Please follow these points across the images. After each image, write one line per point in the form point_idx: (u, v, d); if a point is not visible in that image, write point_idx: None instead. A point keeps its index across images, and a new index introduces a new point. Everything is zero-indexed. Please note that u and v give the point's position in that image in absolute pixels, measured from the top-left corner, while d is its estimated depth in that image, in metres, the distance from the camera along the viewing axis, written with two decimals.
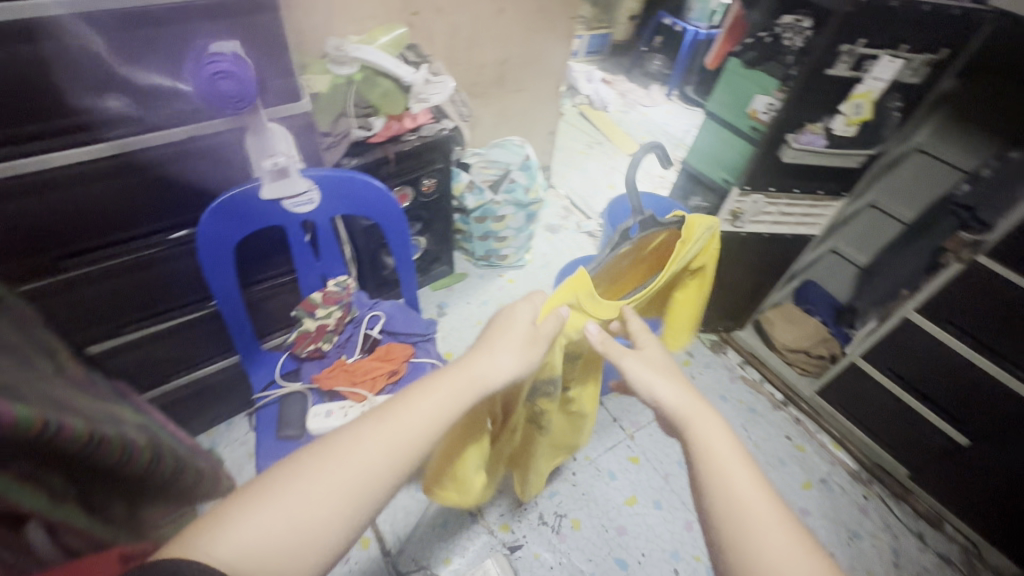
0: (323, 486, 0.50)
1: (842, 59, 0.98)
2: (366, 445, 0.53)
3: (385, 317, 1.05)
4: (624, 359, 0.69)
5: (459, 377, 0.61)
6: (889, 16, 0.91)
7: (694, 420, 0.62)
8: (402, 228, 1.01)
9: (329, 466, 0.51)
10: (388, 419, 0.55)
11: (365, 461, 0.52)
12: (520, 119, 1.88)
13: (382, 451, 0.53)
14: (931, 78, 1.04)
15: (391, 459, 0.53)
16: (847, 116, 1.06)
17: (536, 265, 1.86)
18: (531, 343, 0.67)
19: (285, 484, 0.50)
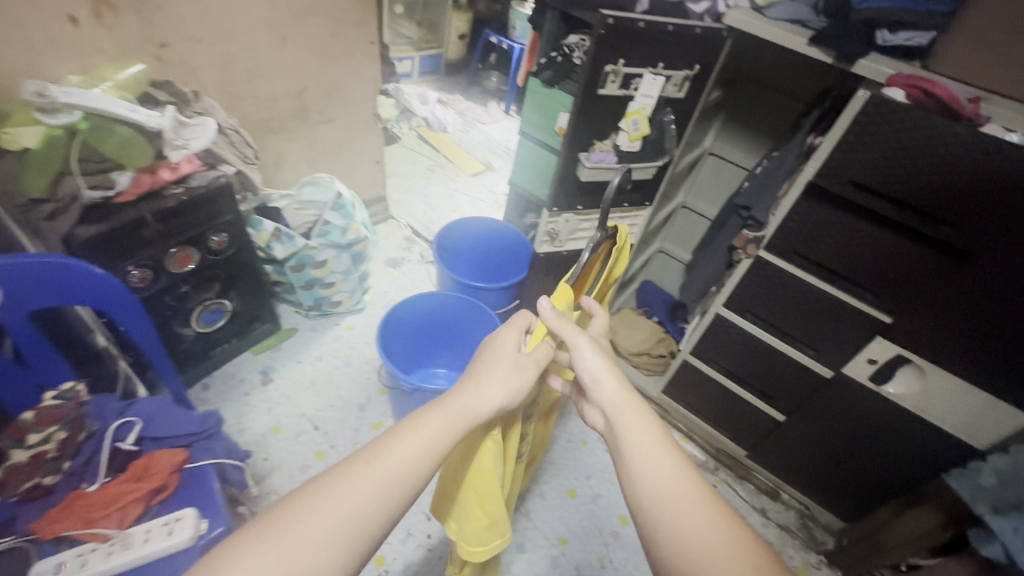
0: (313, 531, 0.48)
1: (610, 79, 0.99)
2: (357, 485, 0.52)
3: (142, 422, 0.86)
4: (579, 341, 0.71)
5: (451, 411, 0.61)
6: (639, 36, 0.94)
7: (627, 411, 0.66)
8: (135, 310, 0.85)
9: (314, 512, 0.49)
10: (379, 457, 0.55)
11: (356, 506, 0.51)
12: (337, 152, 1.74)
13: (373, 492, 0.52)
14: (694, 91, 1.10)
15: (375, 501, 0.52)
16: (628, 133, 1.07)
17: (377, 306, 1.72)
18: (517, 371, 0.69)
19: (278, 533, 0.48)
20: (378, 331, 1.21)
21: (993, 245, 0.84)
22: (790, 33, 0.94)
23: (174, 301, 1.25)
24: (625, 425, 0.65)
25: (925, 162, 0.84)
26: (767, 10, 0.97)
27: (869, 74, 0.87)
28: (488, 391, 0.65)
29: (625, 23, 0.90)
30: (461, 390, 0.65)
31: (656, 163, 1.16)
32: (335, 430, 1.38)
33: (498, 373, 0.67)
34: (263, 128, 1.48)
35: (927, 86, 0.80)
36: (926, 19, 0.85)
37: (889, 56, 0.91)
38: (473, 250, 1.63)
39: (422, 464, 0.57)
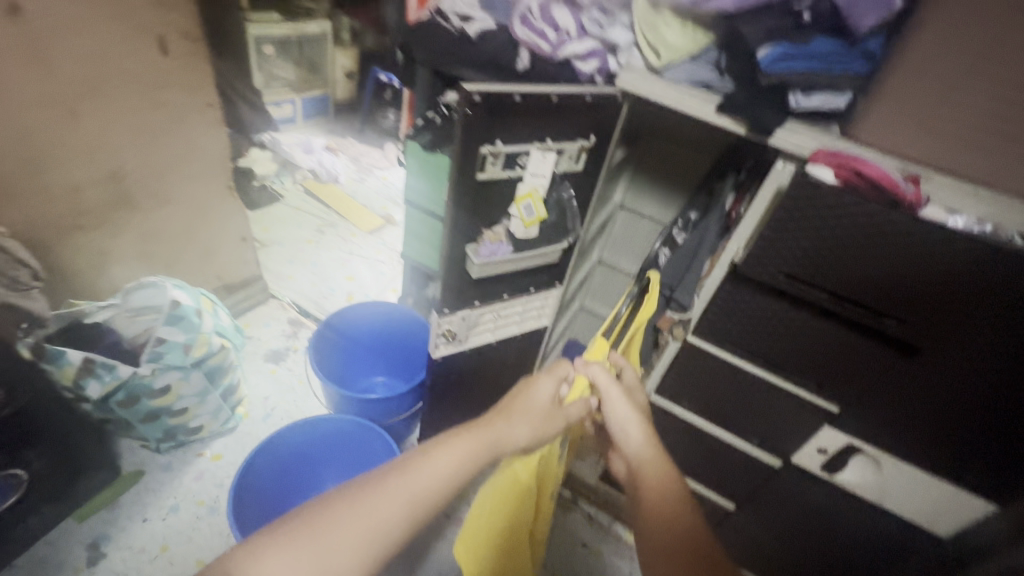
0: (352, 520, 0.60)
1: (490, 162, 0.79)
2: (396, 483, 0.64)
3: None
4: (609, 390, 0.86)
5: (486, 438, 0.75)
6: (517, 113, 0.74)
7: (642, 461, 0.78)
8: None
9: (357, 507, 0.61)
10: (422, 466, 0.67)
11: (391, 507, 0.62)
12: (185, 236, 1.42)
13: (411, 497, 0.64)
14: (594, 163, 0.93)
15: (407, 503, 0.63)
16: (521, 220, 0.88)
17: (256, 419, 1.41)
18: (549, 418, 0.84)
19: (335, 517, 0.59)
20: (231, 494, 0.93)
21: (938, 339, 0.73)
22: (695, 98, 0.78)
23: None
24: (636, 469, 0.77)
25: (867, 250, 0.70)
26: (665, 69, 0.81)
27: (787, 146, 0.74)
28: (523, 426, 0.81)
29: (497, 98, 0.71)
30: (502, 422, 0.80)
31: (561, 243, 0.98)
32: None
33: (533, 410, 0.83)
34: (66, 226, 1.14)
35: (858, 166, 0.67)
36: (841, 81, 0.72)
37: (806, 121, 0.78)
38: (368, 336, 1.42)
39: (454, 477, 0.68)
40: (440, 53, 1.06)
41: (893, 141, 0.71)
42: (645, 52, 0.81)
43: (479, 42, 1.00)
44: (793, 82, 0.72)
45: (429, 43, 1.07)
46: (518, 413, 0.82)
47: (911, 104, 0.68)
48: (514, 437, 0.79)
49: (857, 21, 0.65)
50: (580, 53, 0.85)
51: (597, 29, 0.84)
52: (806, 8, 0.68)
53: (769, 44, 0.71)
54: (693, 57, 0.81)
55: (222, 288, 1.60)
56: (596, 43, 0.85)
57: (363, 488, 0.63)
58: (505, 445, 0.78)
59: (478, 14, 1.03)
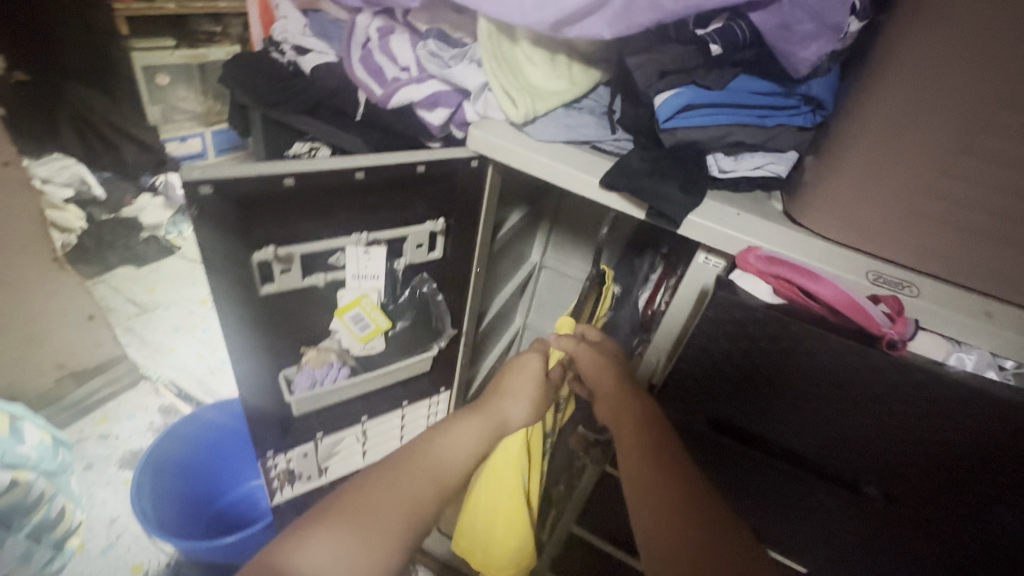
0: (381, 504, 0.47)
1: (279, 269, 0.53)
2: (418, 467, 0.52)
3: None
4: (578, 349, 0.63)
5: (481, 420, 0.61)
6: (295, 200, 0.49)
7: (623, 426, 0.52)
8: None
9: (377, 495, 0.48)
10: (424, 453, 0.54)
11: (420, 491, 0.50)
12: None
13: (429, 483, 0.51)
14: (462, 247, 0.67)
15: (426, 492, 0.50)
16: (352, 335, 0.62)
17: (93, 552, 1.09)
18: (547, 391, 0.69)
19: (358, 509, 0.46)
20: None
21: (965, 518, 0.47)
22: (571, 163, 0.54)
23: None
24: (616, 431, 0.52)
25: (834, 403, 0.46)
26: (529, 122, 0.55)
27: (708, 239, 0.49)
28: (519, 397, 0.66)
29: (244, 187, 0.45)
30: (492, 401, 0.65)
31: (431, 351, 0.72)
32: None
33: (526, 382, 0.68)
34: None
35: (806, 283, 0.42)
36: (780, 137, 0.49)
37: (732, 193, 0.54)
38: (227, 439, 1.15)
39: (461, 462, 0.56)
40: (267, 96, 0.78)
41: (865, 230, 0.46)
42: (503, 97, 0.54)
43: (315, 81, 0.75)
44: (712, 141, 0.49)
45: (255, 81, 0.79)
46: (508, 392, 0.66)
47: (879, 177, 0.43)
48: (510, 417, 0.65)
49: (792, 55, 0.41)
50: (421, 100, 0.60)
51: (436, 67, 0.59)
52: (711, 34, 0.42)
53: (676, 84, 0.47)
54: (570, 104, 0.56)
55: (66, 378, 1.30)
56: (439, 84, 0.59)
57: (383, 471, 0.51)
58: (504, 430, 0.64)
59: (315, 43, 0.77)
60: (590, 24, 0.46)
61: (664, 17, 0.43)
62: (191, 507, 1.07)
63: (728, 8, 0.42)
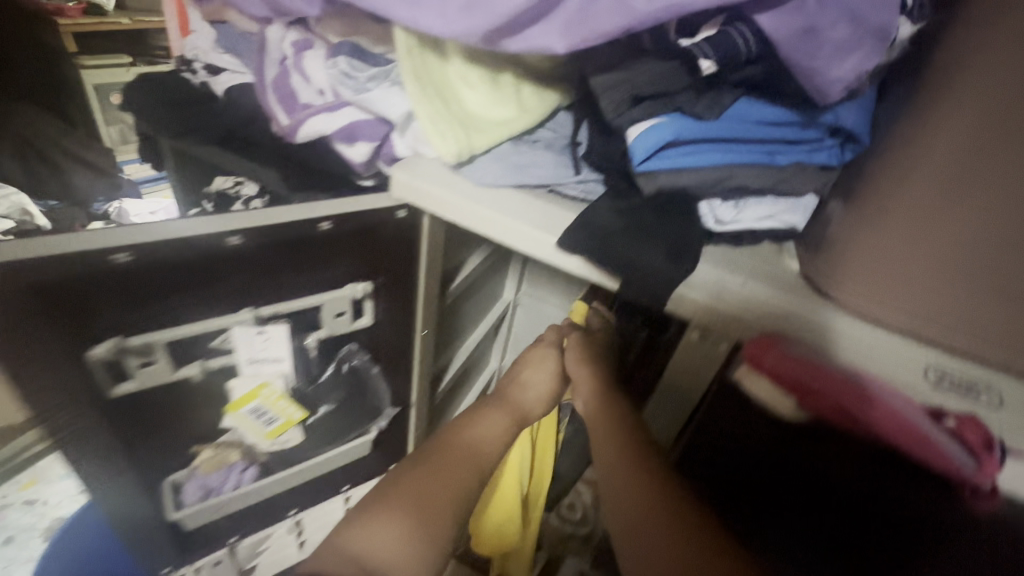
0: (426, 487, 0.41)
1: (136, 363, 0.40)
2: (456, 450, 0.44)
3: None
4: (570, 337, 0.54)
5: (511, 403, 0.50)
6: (141, 273, 0.36)
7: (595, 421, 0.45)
8: None
9: (421, 481, 0.42)
10: (462, 434, 0.46)
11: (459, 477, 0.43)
12: None
13: (469, 470, 0.44)
14: (401, 311, 0.54)
15: (465, 480, 0.43)
16: (255, 432, 0.49)
17: None
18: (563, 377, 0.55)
19: (411, 495, 0.40)
20: None
21: None
22: (520, 217, 0.40)
23: None
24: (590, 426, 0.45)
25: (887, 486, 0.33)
26: (466, 163, 0.42)
27: (714, 317, 0.37)
28: (539, 390, 0.53)
29: (52, 266, 0.32)
30: (516, 386, 0.52)
31: (369, 434, 0.59)
32: None
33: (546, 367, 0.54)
34: None
35: (853, 408, 0.31)
36: (795, 177, 0.37)
37: (734, 249, 0.41)
38: None
39: (495, 447, 0.47)
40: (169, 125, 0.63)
41: (919, 312, 0.33)
42: (430, 128, 0.40)
43: (226, 106, 0.62)
44: (705, 188, 0.36)
45: (155, 103, 0.65)
46: (527, 383, 0.52)
47: (940, 240, 0.30)
48: (529, 408, 0.52)
49: (821, 73, 0.29)
50: (335, 133, 0.48)
51: (350, 91, 0.46)
52: (702, 47, 0.30)
53: (655, 114, 0.35)
54: (520, 136, 0.42)
55: None
56: (356, 112, 0.47)
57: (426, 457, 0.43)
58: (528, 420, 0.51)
59: (229, 61, 0.64)
60: (537, 33, 0.34)
61: (634, 24, 0.31)
62: None
63: (727, 9, 0.30)
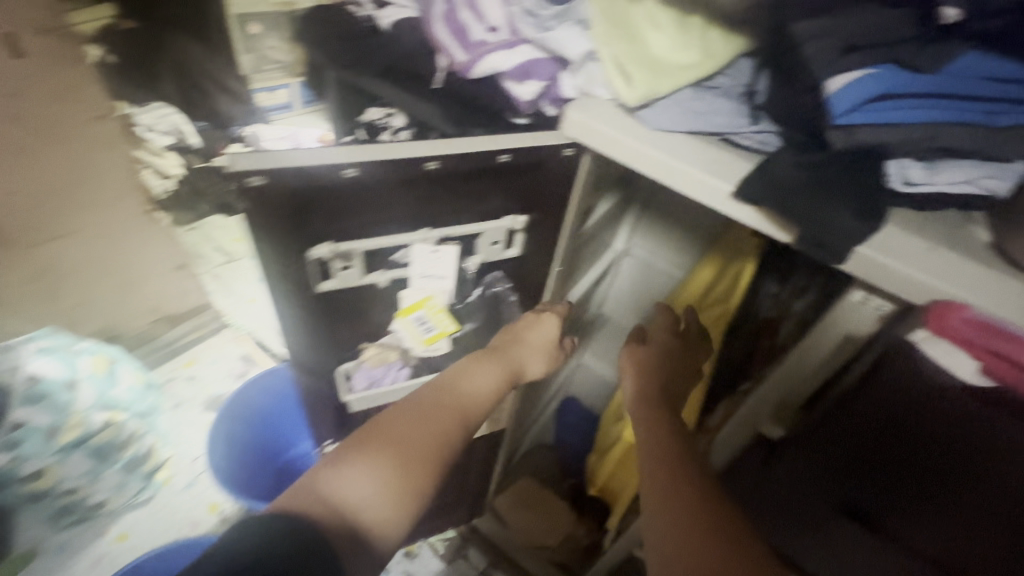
0: (409, 432, 0.46)
1: (339, 267, 0.48)
2: (436, 401, 0.49)
3: None
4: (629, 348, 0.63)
5: (500, 355, 0.56)
6: (362, 191, 0.43)
7: (637, 407, 0.54)
8: None
9: (400, 421, 0.46)
10: (450, 384, 0.51)
11: (444, 423, 0.48)
12: (104, 279, 1.12)
13: (455, 417, 0.49)
14: (545, 246, 0.58)
15: (459, 417, 0.49)
16: (414, 337, 0.56)
17: (176, 487, 1.17)
18: (546, 353, 0.59)
19: (397, 437, 0.45)
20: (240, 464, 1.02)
21: None
22: (698, 164, 0.42)
23: None
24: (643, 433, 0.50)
25: (991, 392, 0.37)
26: (643, 108, 0.44)
27: (883, 278, 0.37)
28: (537, 346, 0.59)
29: (301, 179, 0.39)
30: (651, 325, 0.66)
31: None
32: None
33: (535, 353, 0.59)
34: None
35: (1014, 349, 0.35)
36: (1015, 141, 0.34)
37: (918, 214, 0.39)
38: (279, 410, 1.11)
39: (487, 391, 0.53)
40: None
41: None
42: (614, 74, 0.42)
43: None
44: (895, 149, 0.36)
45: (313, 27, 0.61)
46: (528, 340, 0.58)
47: None
48: (527, 362, 0.58)
49: None
50: (510, 70, 0.47)
51: (533, 30, 0.47)
52: None
53: (865, 66, 0.34)
54: (700, 84, 0.42)
55: (161, 321, 1.28)
56: (534, 51, 0.47)
57: (405, 408, 0.48)
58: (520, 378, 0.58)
59: None
60: None
61: None
62: (263, 458, 1.08)
63: None
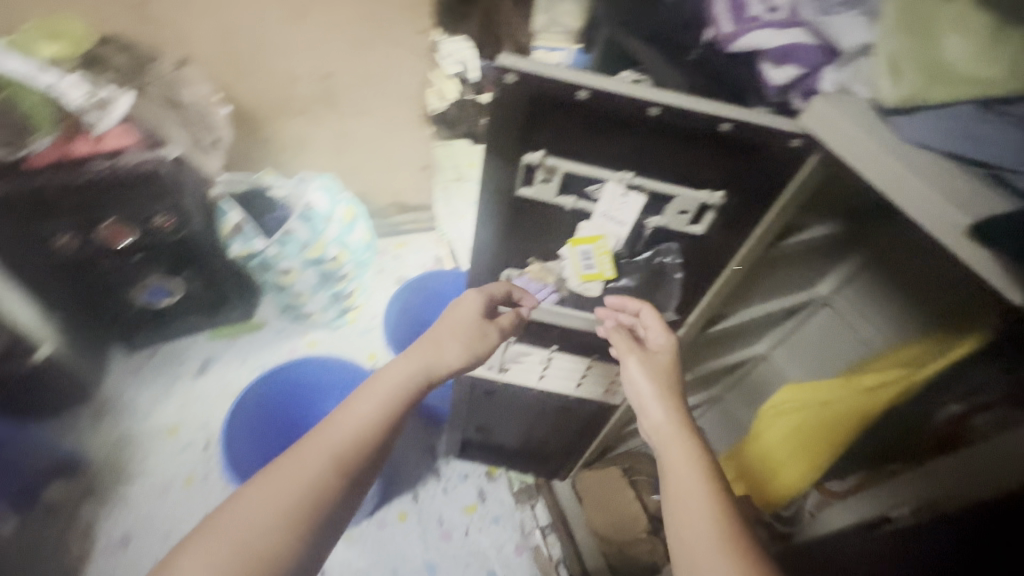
0: (264, 507, 0.51)
1: (540, 178, 0.55)
2: (295, 462, 0.54)
3: None
4: (627, 356, 0.67)
5: (412, 360, 0.65)
6: (584, 118, 0.48)
7: (671, 443, 0.59)
8: None
9: (260, 493, 0.52)
10: (335, 423, 0.58)
11: (309, 478, 0.53)
12: (375, 158, 1.43)
13: (327, 459, 0.55)
14: (730, 236, 0.57)
15: (331, 461, 0.55)
16: (574, 269, 0.61)
17: (356, 328, 1.47)
18: (478, 338, 0.68)
19: (258, 499, 0.51)
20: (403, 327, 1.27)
21: None
22: (935, 187, 0.38)
23: (113, 270, 1.16)
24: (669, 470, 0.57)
25: None
26: (904, 113, 0.40)
27: None
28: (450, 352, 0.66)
29: (541, 91, 0.46)
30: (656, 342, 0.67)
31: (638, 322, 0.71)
32: (216, 479, 1.19)
33: (457, 341, 0.67)
34: (276, 108, 1.23)
35: None
36: None
37: None
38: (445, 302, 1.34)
39: (377, 418, 0.59)
40: None
41: None
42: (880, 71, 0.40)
43: None
44: None
45: None
46: (442, 344, 0.67)
47: None
48: (443, 364, 0.67)
49: None
50: (769, 51, 0.45)
51: (813, 12, 0.44)
52: None
53: None
54: (989, 104, 0.37)
55: (395, 205, 1.59)
56: (803, 35, 0.44)
57: (262, 476, 0.54)
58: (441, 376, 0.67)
59: None
60: None
61: None
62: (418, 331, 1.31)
63: None
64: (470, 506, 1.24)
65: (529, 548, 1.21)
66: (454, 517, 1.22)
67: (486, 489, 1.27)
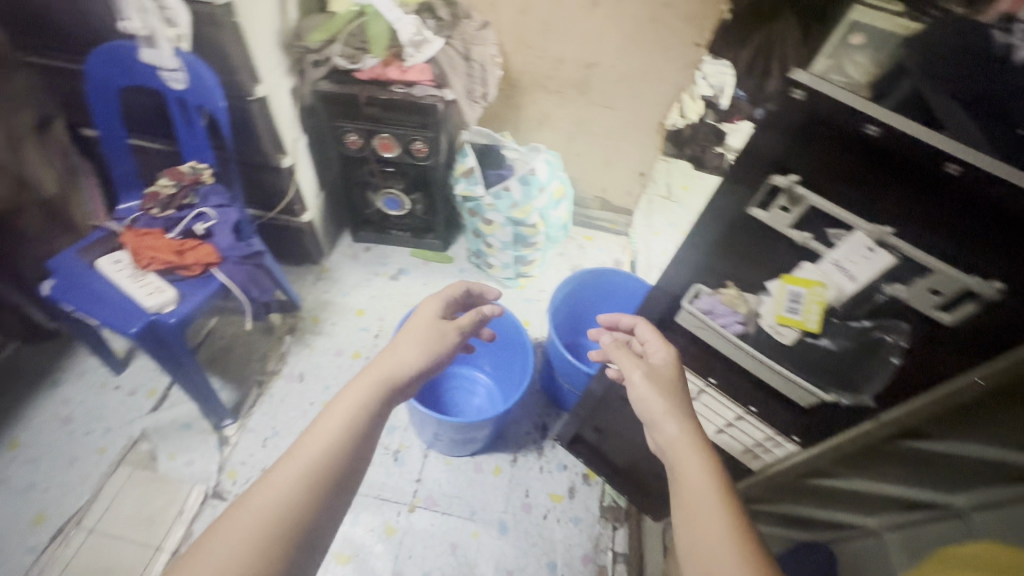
0: (238, 535, 0.51)
1: (780, 204, 0.53)
2: (261, 490, 0.54)
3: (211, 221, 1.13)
4: (632, 370, 0.70)
5: (370, 373, 0.68)
6: (860, 154, 0.45)
7: (680, 455, 0.60)
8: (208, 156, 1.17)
9: (231, 528, 0.51)
10: (304, 444, 0.59)
11: (283, 491, 0.54)
12: (603, 151, 1.49)
13: (299, 475, 0.56)
14: (988, 337, 0.48)
15: (309, 474, 0.56)
16: (775, 308, 0.60)
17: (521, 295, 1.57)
18: (437, 336, 0.77)
19: (240, 516, 0.52)
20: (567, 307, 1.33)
21: None
22: None
23: (372, 173, 1.45)
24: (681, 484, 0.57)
25: None
26: None
27: None
28: (406, 359, 0.71)
29: (822, 114, 0.44)
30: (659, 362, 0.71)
31: (823, 392, 0.64)
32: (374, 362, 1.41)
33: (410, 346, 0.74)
34: (537, 82, 1.37)
35: None
36: None
37: None
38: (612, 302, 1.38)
39: (351, 420, 0.62)
40: None
41: None
42: None
43: None
44: None
45: None
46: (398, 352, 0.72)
47: None
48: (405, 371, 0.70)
49: None
50: None
51: None
52: None
53: None
54: None
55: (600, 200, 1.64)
56: None
57: (233, 510, 0.53)
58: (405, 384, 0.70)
59: None
60: None
61: None
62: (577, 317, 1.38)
63: None
64: (557, 495, 1.26)
65: (596, 563, 1.19)
66: (539, 496, 1.26)
67: (577, 488, 1.28)
